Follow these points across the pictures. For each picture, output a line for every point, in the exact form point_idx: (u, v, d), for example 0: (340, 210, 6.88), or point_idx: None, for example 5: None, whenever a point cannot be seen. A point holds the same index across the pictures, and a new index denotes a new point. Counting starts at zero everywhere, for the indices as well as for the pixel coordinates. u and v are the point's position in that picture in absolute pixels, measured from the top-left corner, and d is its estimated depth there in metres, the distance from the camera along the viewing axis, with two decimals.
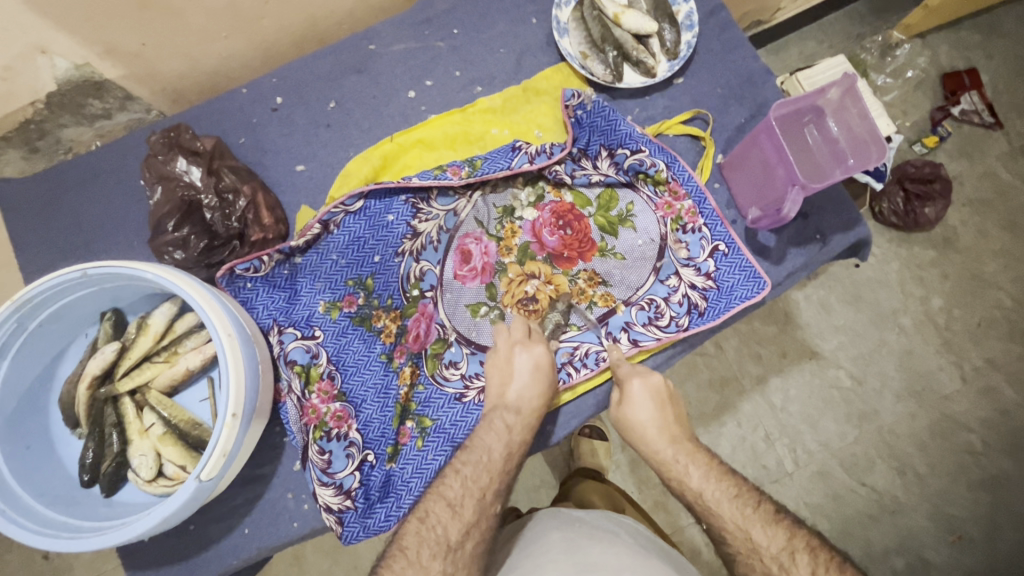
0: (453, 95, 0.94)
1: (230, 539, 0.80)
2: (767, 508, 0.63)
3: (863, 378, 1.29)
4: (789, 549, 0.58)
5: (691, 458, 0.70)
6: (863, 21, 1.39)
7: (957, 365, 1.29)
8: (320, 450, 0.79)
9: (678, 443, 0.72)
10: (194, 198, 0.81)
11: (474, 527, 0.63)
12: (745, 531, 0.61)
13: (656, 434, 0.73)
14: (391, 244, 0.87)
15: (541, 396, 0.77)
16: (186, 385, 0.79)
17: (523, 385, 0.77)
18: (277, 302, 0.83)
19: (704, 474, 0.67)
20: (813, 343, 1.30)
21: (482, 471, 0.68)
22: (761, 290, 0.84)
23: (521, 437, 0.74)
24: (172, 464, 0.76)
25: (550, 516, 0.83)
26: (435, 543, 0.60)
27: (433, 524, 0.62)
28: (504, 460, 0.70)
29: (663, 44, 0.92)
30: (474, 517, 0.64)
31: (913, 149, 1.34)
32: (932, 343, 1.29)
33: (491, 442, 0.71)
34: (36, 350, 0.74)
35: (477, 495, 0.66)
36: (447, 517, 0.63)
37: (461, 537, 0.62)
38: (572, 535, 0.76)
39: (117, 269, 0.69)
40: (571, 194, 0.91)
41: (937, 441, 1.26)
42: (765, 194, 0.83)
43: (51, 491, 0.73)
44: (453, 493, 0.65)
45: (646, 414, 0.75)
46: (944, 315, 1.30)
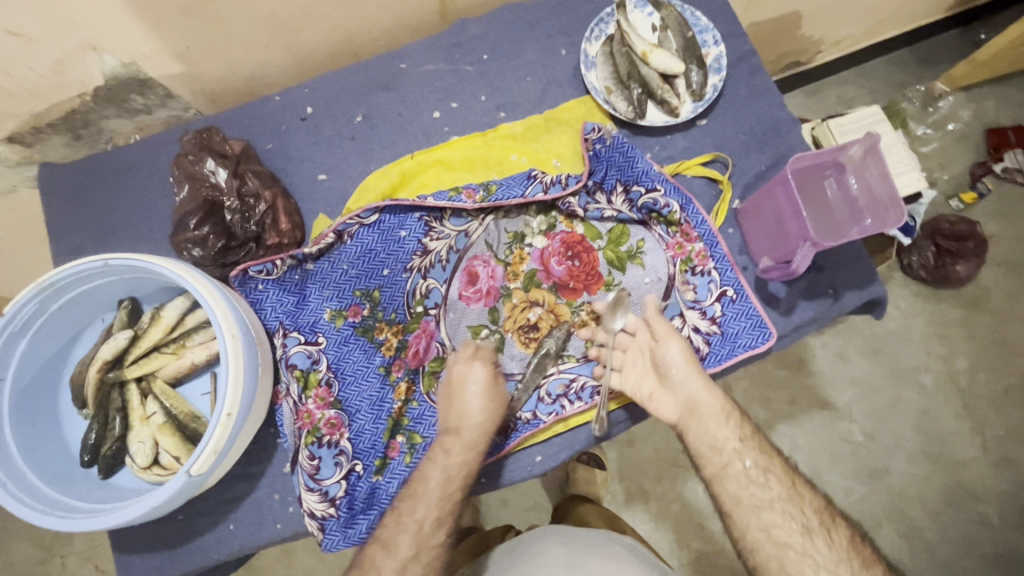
0: (476, 119, 0.95)
1: (215, 532, 0.82)
2: (744, 429, 0.74)
3: (875, 434, 1.27)
4: (764, 470, 0.71)
5: (707, 394, 0.75)
6: (906, 69, 1.45)
7: (974, 428, 1.27)
8: (310, 455, 0.80)
9: (714, 398, 0.75)
10: (217, 199, 0.84)
11: (412, 562, 0.69)
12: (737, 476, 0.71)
13: (696, 389, 0.75)
14: (400, 260, 0.89)
15: (488, 414, 0.77)
16: (190, 377, 0.82)
17: (469, 404, 0.76)
18: (285, 305, 0.86)
19: (731, 432, 0.73)
20: (827, 392, 1.30)
21: (416, 505, 0.72)
22: (766, 341, 0.84)
23: (462, 457, 0.74)
24: (167, 454, 0.78)
25: (551, 530, 0.83)
26: None
27: (370, 567, 0.69)
28: (439, 488, 0.73)
29: (689, 84, 0.92)
30: (410, 552, 0.69)
31: (950, 203, 1.36)
32: (951, 404, 1.29)
33: (427, 470, 0.74)
34: (54, 331, 0.78)
35: (412, 530, 0.70)
36: (383, 558, 0.70)
37: (398, 574, 0.69)
38: (574, 552, 0.77)
39: (136, 263, 0.73)
40: (582, 226, 0.90)
41: (952, 508, 1.23)
42: (778, 245, 0.82)
43: (51, 467, 0.75)
44: (387, 533, 0.71)
45: (670, 355, 0.77)
46: (967, 377, 1.30)
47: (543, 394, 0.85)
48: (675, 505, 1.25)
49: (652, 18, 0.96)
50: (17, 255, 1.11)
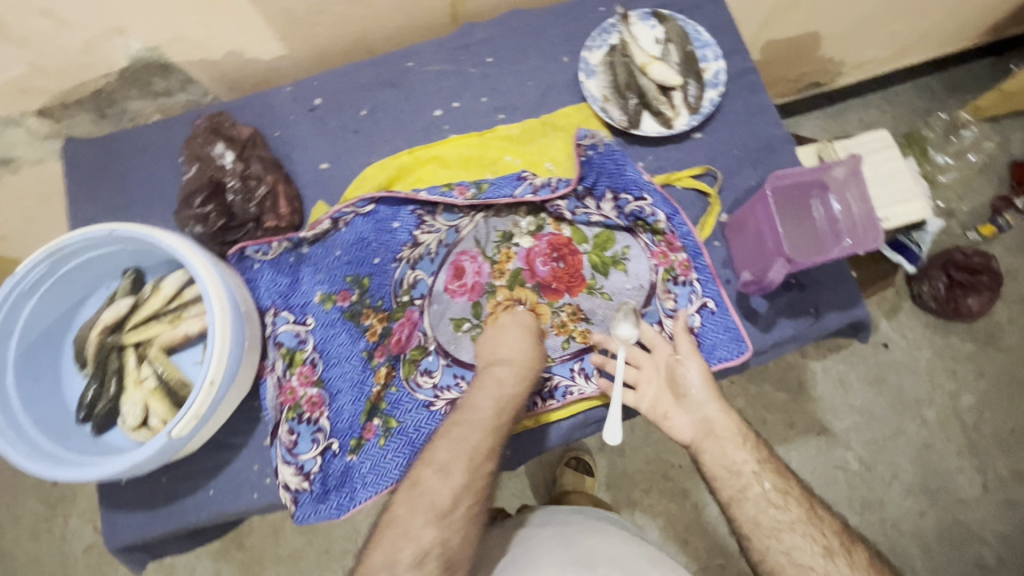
0: (475, 119, 0.98)
1: (197, 496, 0.86)
2: (762, 456, 0.75)
3: (872, 465, 1.32)
4: (784, 494, 0.73)
5: (727, 417, 0.77)
6: (932, 97, 1.48)
7: (978, 468, 1.32)
8: (289, 430, 0.84)
9: (728, 422, 0.77)
10: (221, 179, 0.89)
11: (465, 490, 0.68)
12: (757, 500, 0.72)
13: (711, 409, 0.78)
14: (392, 250, 0.93)
15: (529, 350, 0.82)
16: (184, 346, 0.87)
17: (508, 342, 0.82)
18: (278, 285, 0.89)
19: (751, 457, 0.75)
20: (825, 418, 1.35)
21: (473, 431, 0.72)
22: (741, 354, 0.85)
23: (512, 391, 0.77)
24: (156, 417, 0.82)
25: (541, 513, 0.91)
26: (427, 509, 0.66)
27: (425, 490, 0.67)
28: (495, 412, 0.74)
29: (685, 98, 0.94)
30: (463, 481, 0.68)
31: (966, 235, 1.37)
32: (955, 441, 1.33)
33: (478, 400, 0.75)
34: (61, 293, 0.83)
35: (468, 456, 0.69)
36: (437, 485, 0.67)
37: (452, 502, 0.67)
38: (565, 528, 0.86)
39: (139, 234, 0.77)
40: (570, 230, 0.93)
41: (943, 542, 1.28)
42: (758, 259, 0.84)
43: (49, 420, 0.80)
44: (441, 457, 0.69)
45: (692, 373, 0.79)
46: (972, 415, 1.35)
47: None
48: (659, 521, 1.29)
49: (655, 31, 0.97)
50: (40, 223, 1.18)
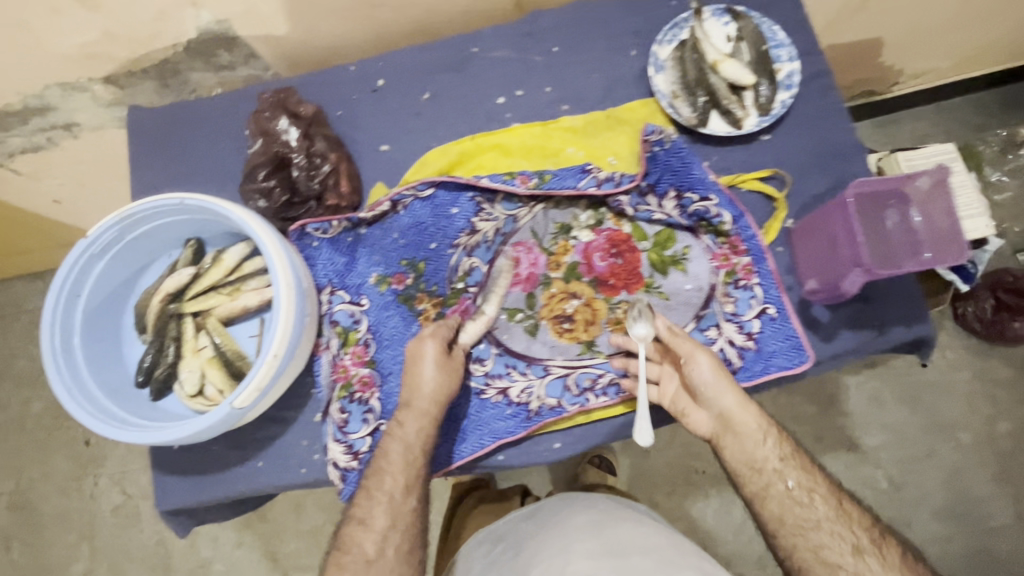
0: (538, 109, 0.97)
1: (245, 467, 0.87)
2: (786, 454, 0.74)
3: (901, 485, 1.31)
4: (810, 492, 0.72)
5: (745, 414, 0.75)
6: (989, 112, 1.42)
7: (1013, 496, 1.29)
8: (341, 409, 0.84)
9: (750, 419, 0.75)
10: (286, 155, 0.89)
11: (389, 531, 0.74)
12: (784, 500, 0.72)
13: (730, 406, 0.76)
14: (448, 236, 0.91)
15: (440, 387, 0.79)
16: (241, 318, 0.87)
17: (421, 383, 0.78)
18: (335, 264, 0.90)
19: (775, 454, 0.74)
20: (856, 434, 1.34)
21: (385, 478, 0.75)
22: (801, 364, 0.83)
23: (416, 428, 0.77)
24: (212, 386, 0.83)
25: (567, 503, 0.91)
26: (359, 557, 0.73)
27: (354, 543, 0.73)
28: (420, 455, 0.77)
29: (757, 98, 0.92)
30: (388, 522, 0.74)
31: (1016, 257, 1.35)
32: (990, 467, 1.31)
33: (389, 445, 0.77)
34: (127, 258, 0.84)
35: (384, 503, 0.74)
36: (363, 535, 0.74)
37: (378, 548, 0.73)
38: (596, 517, 0.84)
39: (210, 206, 0.78)
40: (630, 226, 0.91)
41: (971, 568, 1.27)
42: (828, 267, 0.81)
43: (110, 381, 0.82)
44: (363, 511, 0.75)
45: (704, 373, 0.76)
46: (1009, 441, 1.31)
47: (570, 384, 0.86)
48: (679, 525, 1.29)
49: (728, 27, 0.94)
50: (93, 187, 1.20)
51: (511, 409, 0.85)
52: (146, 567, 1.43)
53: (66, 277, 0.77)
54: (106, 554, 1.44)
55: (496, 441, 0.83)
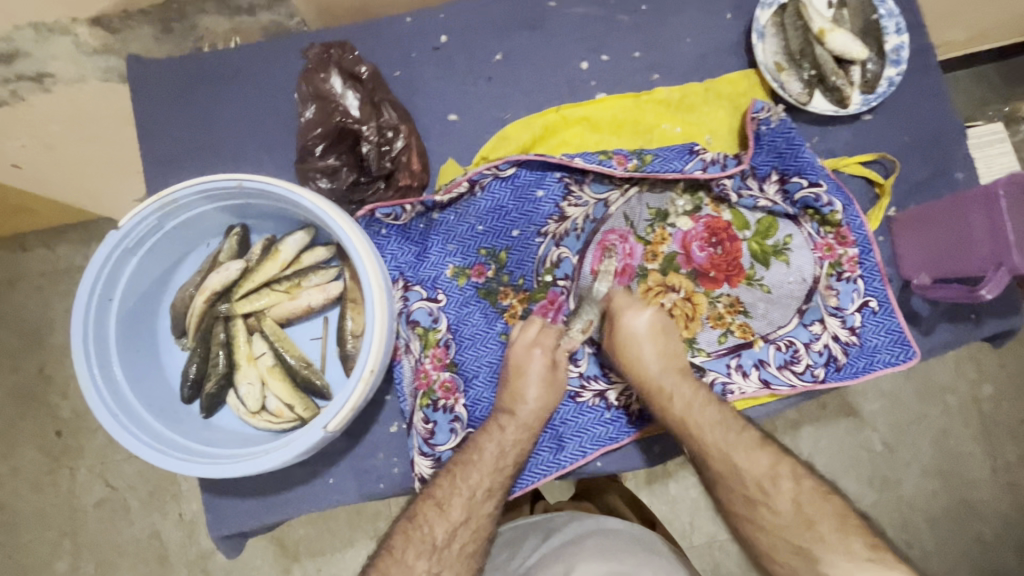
0: (627, 76, 0.86)
1: (314, 484, 0.77)
2: (752, 436, 0.67)
3: (895, 448, 1.16)
4: (772, 473, 0.64)
5: (681, 385, 0.71)
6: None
7: (988, 451, 1.16)
8: (425, 419, 0.76)
9: (669, 371, 0.72)
10: (350, 126, 0.75)
11: (461, 527, 0.64)
12: (726, 455, 0.66)
13: (653, 360, 0.72)
14: (534, 222, 0.81)
15: (544, 400, 0.72)
16: (301, 320, 0.76)
17: (527, 389, 0.72)
18: (405, 255, 0.79)
19: (692, 404, 0.70)
20: (854, 400, 1.16)
21: (472, 471, 0.67)
22: (907, 359, 0.80)
23: (519, 436, 0.71)
24: (277, 400, 0.72)
25: (587, 520, 0.72)
26: (421, 542, 0.63)
27: (421, 523, 0.64)
28: (513, 467, 0.69)
29: (864, 74, 0.85)
30: (462, 517, 0.65)
31: None
32: (970, 427, 1.16)
33: (483, 443, 0.70)
34: (163, 251, 0.70)
35: (465, 495, 0.66)
36: (434, 517, 0.64)
37: (448, 537, 0.63)
38: (609, 550, 0.67)
39: (274, 189, 0.64)
40: (730, 213, 0.84)
41: (951, 526, 1.15)
42: (947, 261, 0.76)
43: (155, 400, 0.69)
44: (442, 492, 0.66)
45: (646, 347, 0.73)
46: (992, 403, 1.17)
47: None
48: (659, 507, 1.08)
49: None
50: (67, 156, 0.88)
51: (610, 413, 0.79)
52: (142, 564, 1.14)
53: (95, 278, 0.63)
54: (92, 551, 1.14)
55: (599, 448, 0.77)
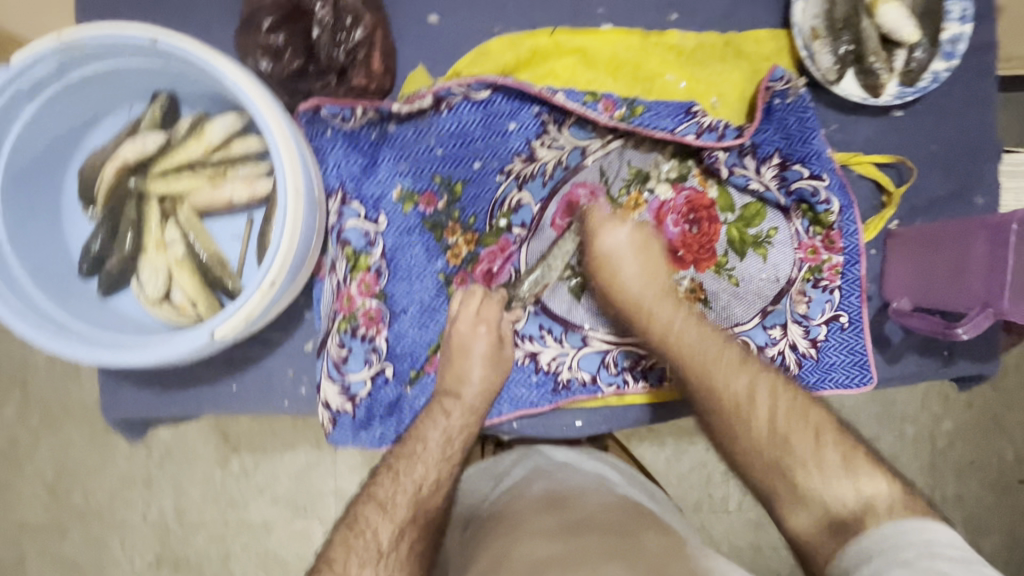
0: (641, 11, 0.75)
1: (218, 387, 0.74)
2: (735, 355, 0.63)
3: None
4: (750, 390, 0.59)
5: (663, 306, 0.66)
6: None
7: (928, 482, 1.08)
8: (340, 345, 0.70)
9: (656, 291, 0.67)
10: (305, 4, 0.65)
11: (409, 526, 0.57)
12: (705, 374, 0.62)
13: (638, 281, 0.67)
14: (499, 157, 0.74)
15: (491, 378, 0.68)
16: (222, 214, 0.68)
17: (470, 370, 0.67)
18: (350, 166, 0.71)
19: (678, 317, 0.66)
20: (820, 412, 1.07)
21: (415, 463, 0.60)
22: (861, 385, 0.74)
23: (465, 421, 0.65)
24: (182, 293, 0.66)
25: (539, 459, 0.69)
26: (363, 550, 0.55)
27: (361, 530, 0.56)
28: (461, 448, 0.63)
29: (908, 62, 0.73)
30: (409, 514, 0.57)
31: None
32: (926, 459, 1.08)
33: (427, 431, 0.63)
34: (70, 104, 0.62)
35: (411, 490, 0.59)
36: (377, 518, 0.57)
37: (393, 540, 0.56)
38: (555, 488, 0.62)
39: (194, 56, 0.56)
40: (716, 190, 0.76)
41: None
42: (934, 291, 0.69)
43: (47, 267, 0.64)
44: (384, 491, 0.59)
45: (629, 264, 0.68)
46: (941, 441, 1.07)
47: (608, 362, 0.75)
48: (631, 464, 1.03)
49: None
50: None
51: (537, 376, 0.74)
52: (85, 428, 1.10)
53: None
54: (32, 404, 1.09)
55: (516, 410, 0.73)
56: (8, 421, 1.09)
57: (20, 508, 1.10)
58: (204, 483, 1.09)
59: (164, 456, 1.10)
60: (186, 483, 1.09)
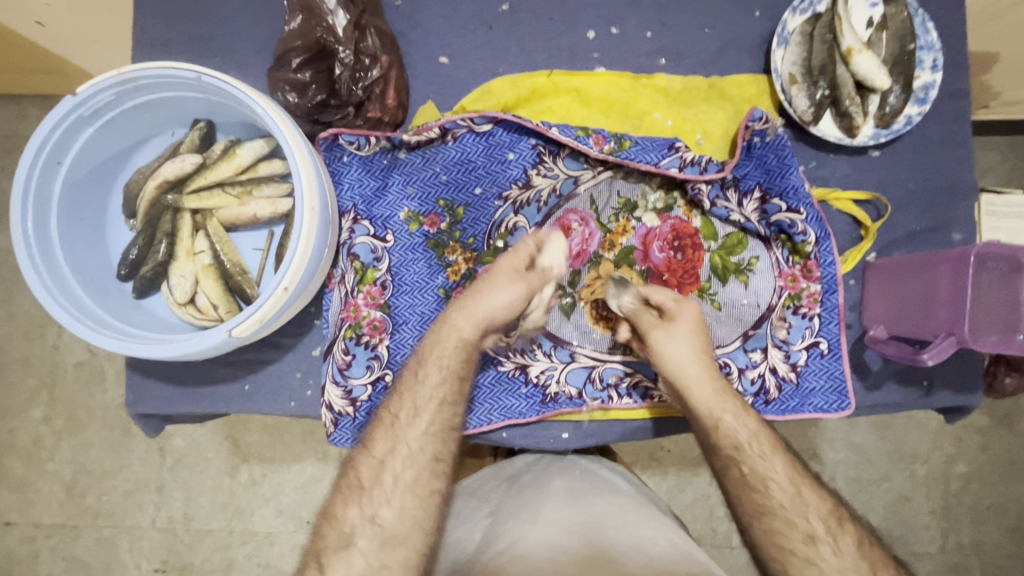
0: (633, 55, 0.82)
1: (232, 387, 0.80)
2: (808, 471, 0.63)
3: (847, 499, 1.08)
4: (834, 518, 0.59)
5: (736, 406, 0.66)
6: None
7: (942, 528, 1.08)
8: (345, 350, 0.77)
9: (719, 384, 0.67)
10: (330, 45, 0.74)
11: (422, 450, 0.62)
12: (788, 478, 0.61)
13: (702, 368, 0.68)
14: (498, 183, 0.80)
15: (508, 301, 0.68)
16: (245, 228, 0.76)
17: (490, 290, 0.68)
18: (363, 188, 0.78)
19: (750, 419, 0.65)
20: (820, 447, 1.09)
21: (429, 387, 0.65)
22: (838, 410, 0.77)
23: (479, 334, 0.67)
24: (205, 297, 0.73)
25: (550, 461, 0.76)
26: (377, 466, 0.62)
27: (378, 455, 0.63)
28: (464, 378, 0.66)
29: (882, 107, 0.78)
30: (422, 440, 0.63)
31: None
32: (930, 500, 1.08)
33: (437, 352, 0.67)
34: (122, 128, 0.71)
35: (421, 411, 0.64)
36: (392, 443, 0.63)
37: (406, 464, 0.62)
38: (575, 486, 0.68)
39: (229, 89, 0.65)
40: (700, 220, 0.81)
41: None
42: (905, 321, 0.73)
43: (90, 269, 0.72)
44: (398, 413, 0.64)
45: (687, 342, 0.69)
46: (960, 483, 1.08)
47: (594, 377, 0.80)
48: None
49: (874, 10, 0.79)
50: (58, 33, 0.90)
51: (526, 389, 0.79)
52: (105, 431, 1.16)
53: (47, 137, 0.65)
54: (60, 407, 1.16)
55: (504, 419, 0.78)
56: (36, 420, 1.17)
57: (38, 507, 1.16)
58: (212, 490, 1.15)
59: (177, 462, 1.16)
60: (195, 490, 1.15)
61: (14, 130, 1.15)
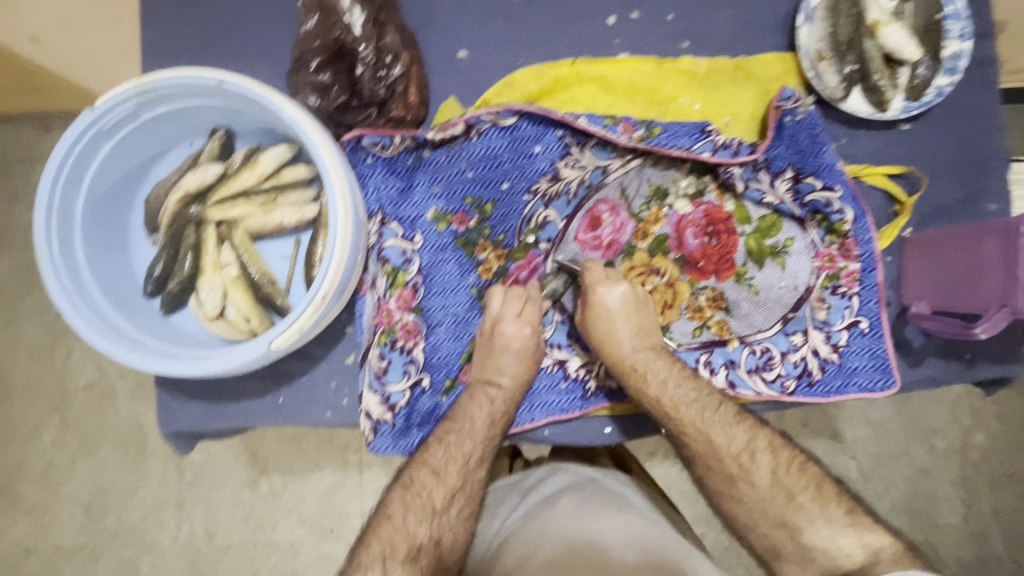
0: (654, 39, 0.80)
1: (264, 400, 0.78)
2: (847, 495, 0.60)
3: (869, 477, 1.07)
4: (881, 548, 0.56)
5: (656, 364, 0.70)
6: None
7: (963, 499, 1.07)
8: (380, 356, 0.74)
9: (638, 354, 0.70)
10: (349, 45, 0.72)
11: (460, 492, 0.63)
12: (704, 433, 0.65)
13: (626, 345, 0.71)
14: (526, 177, 0.78)
15: (520, 371, 0.72)
16: (272, 237, 0.74)
17: (503, 360, 0.71)
18: (388, 189, 0.77)
19: (663, 379, 0.69)
20: (840, 424, 1.08)
21: (466, 439, 0.66)
22: (883, 388, 0.75)
23: (507, 407, 0.71)
24: (236, 310, 0.71)
25: (563, 474, 0.72)
26: (419, 508, 0.61)
27: (418, 491, 0.63)
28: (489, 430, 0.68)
29: (912, 78, 0.77)
30: (458, 483, 0.64)
31: None
32: (951, 471, 1.07)
33: (473, 411, 0.69)
34: (140, 141, 0.69)
35: (461, 462, 0.65)
36: (432, 485, 0.63)
37: (446, 502, 0.62)
38: (587, 504, 0.65)
39: (253, 94, 0.63)
40: (733, 204, 0.80)
41: None
42: (950, 297, 0.71)
43: (116, 288, 0.70)
44: (437, 460, 0.65)
45: (618, 326, 0.71)
46: (979, 453, 1.07)
47: None
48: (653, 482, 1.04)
49: None
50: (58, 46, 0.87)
51: (566, 383, 0.78)
52: (120, 450, 1.14)
53: (66, 154, 0.63)
54: (73, 429, 1.14)
55: (547, 416, 0.76)
56: (48, 443, 1.14)
57: (56, 531, 1.15)
58: (233, 503, 1.13)
59: (195, 477, 1.14)
60: (216, 503, 1.13)
61: (11, 148, 1.12)
